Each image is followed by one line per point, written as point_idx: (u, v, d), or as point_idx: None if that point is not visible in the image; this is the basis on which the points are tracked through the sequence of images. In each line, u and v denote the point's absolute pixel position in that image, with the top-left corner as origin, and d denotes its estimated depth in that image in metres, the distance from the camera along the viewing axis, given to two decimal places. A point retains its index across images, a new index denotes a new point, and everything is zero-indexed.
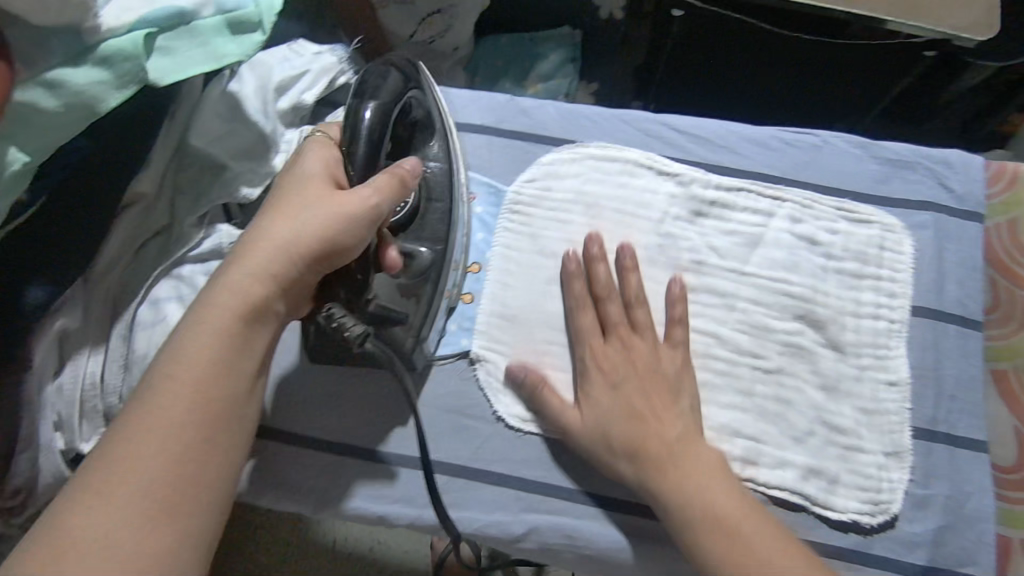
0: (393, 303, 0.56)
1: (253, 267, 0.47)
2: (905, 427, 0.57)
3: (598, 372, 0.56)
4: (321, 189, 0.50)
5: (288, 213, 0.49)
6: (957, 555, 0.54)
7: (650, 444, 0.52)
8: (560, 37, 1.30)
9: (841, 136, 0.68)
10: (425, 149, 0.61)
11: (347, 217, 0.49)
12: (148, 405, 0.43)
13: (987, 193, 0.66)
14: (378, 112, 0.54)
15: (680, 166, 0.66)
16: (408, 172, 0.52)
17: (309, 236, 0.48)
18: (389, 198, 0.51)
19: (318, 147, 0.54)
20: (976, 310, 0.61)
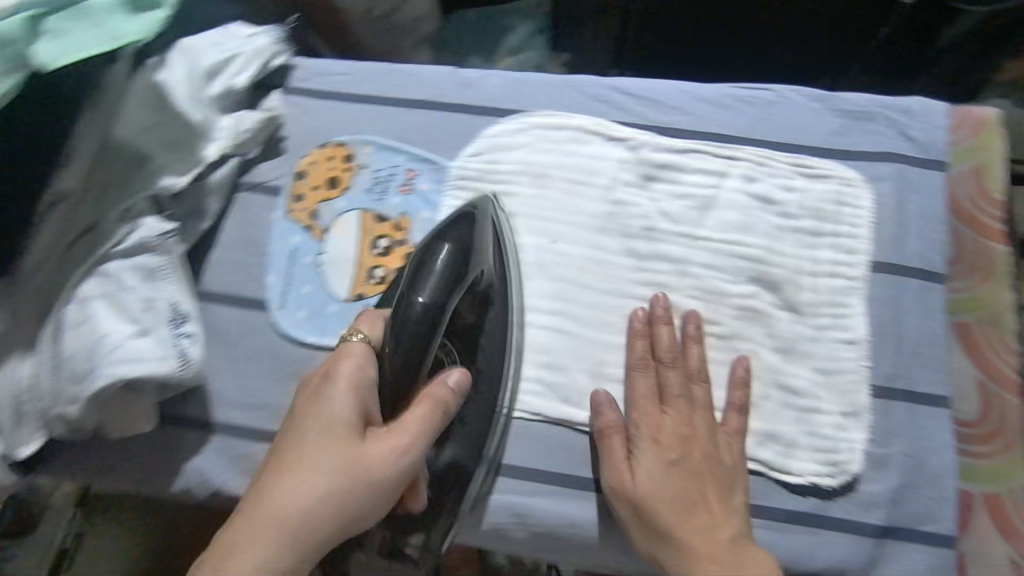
0: (418, 518, 0.54)
1: (263, 551, 0.41)
2: (863, 386, 0.56)
3: (651, 441, 0.52)
4: (345, 445, 0.44)
5: (302, 476, 0.43)
6: (913, 515, 0.53)
7: (694, 525, 0.49)
8: (528, 6, 1.26)
9: (797, 89, 0.65)
10: (481, 323, 0.56)
11: (368, 488, 0.44)
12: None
13: (951, 140, 0.62)
14: (429, 306, 0.51)
15: (630, 130, 0.64)
16: (444, 390, 0.49)
17: (330, 515, 0.43)
18: (424, 439, 0.46)
19: (352, 362, 0.47)
20: (940, 263, 0.59)
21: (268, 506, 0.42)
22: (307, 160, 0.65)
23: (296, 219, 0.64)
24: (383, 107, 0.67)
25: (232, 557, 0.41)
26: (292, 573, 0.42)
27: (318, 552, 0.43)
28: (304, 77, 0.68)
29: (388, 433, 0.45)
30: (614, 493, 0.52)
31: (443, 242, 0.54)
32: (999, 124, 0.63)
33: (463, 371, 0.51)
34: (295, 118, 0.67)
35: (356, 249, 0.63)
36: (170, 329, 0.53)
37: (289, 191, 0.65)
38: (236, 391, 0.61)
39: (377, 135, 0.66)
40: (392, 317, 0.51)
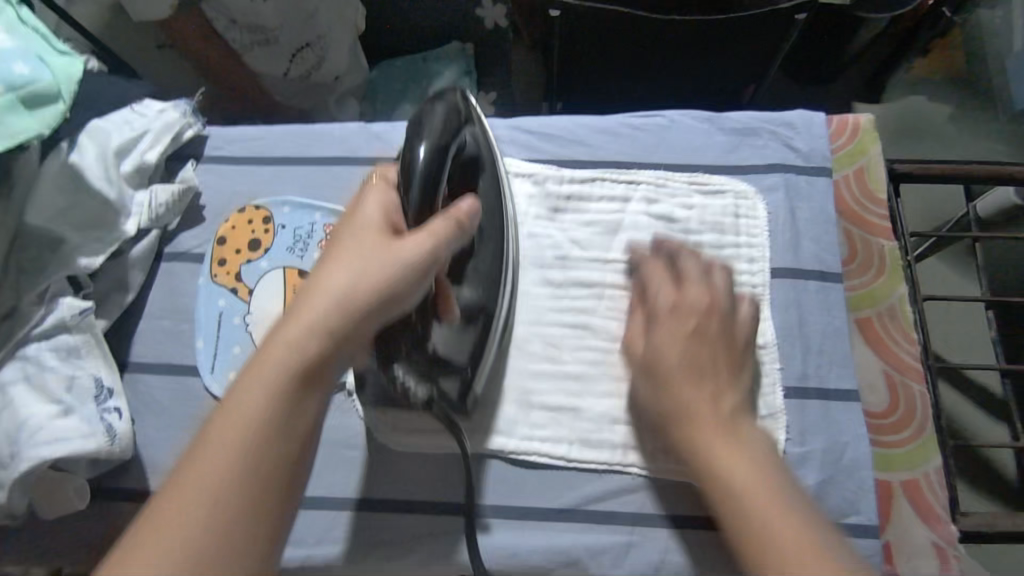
0: (450, 348, 0.54)
1: (312, 327, 0.43)
2: (778, 386, 0.58)
3: (670, 317, 0.54)
4: (379, 236, 0.47)
5: (345, 259, 0.46)
6: (840, 508, 0.55)
7: (706, 371, 0.52)
8: (452, 52, 1.31)
9: (686, 114, 0.69)
10: (475, 184, 0.59)
11: (401, 265, 0.46)
12: (216, 447, 0.40)
13: (832, 147, 0.68)
14: (433, 151, 0.52)
15: (535, 166, 0.67)
16: (462, 210, 0.50)
17: (362, 292, 0.45)
18: (445, 242, 0.48)
19: (376, 191, 0.51)
20: (834, 263, 0.62)
21: (320, 283, 0.45)
22: (227, 225, 0.67)
23: (220, 283, 0.64)
24: (298, 167, 0.69)
25: (286, 332, 0.43)
26: (336, 323, 0.44)
27: (360, 334, 0.45)
28: (219, 145, 0.71)
29: (415, 233, 0.48)
30: (644, 361, 0.54)
31: (437, 102, 0.56)
32: (873, 128, 0.68)
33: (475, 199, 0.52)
34: (213, 186, 0.69)
35: (282, 306, 0.63)
36: (95, 405, 0.53)
37: (211, 257, 0.65)
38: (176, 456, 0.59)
39: (293, 194, 0.68)
40: (405, 162, 0.52)
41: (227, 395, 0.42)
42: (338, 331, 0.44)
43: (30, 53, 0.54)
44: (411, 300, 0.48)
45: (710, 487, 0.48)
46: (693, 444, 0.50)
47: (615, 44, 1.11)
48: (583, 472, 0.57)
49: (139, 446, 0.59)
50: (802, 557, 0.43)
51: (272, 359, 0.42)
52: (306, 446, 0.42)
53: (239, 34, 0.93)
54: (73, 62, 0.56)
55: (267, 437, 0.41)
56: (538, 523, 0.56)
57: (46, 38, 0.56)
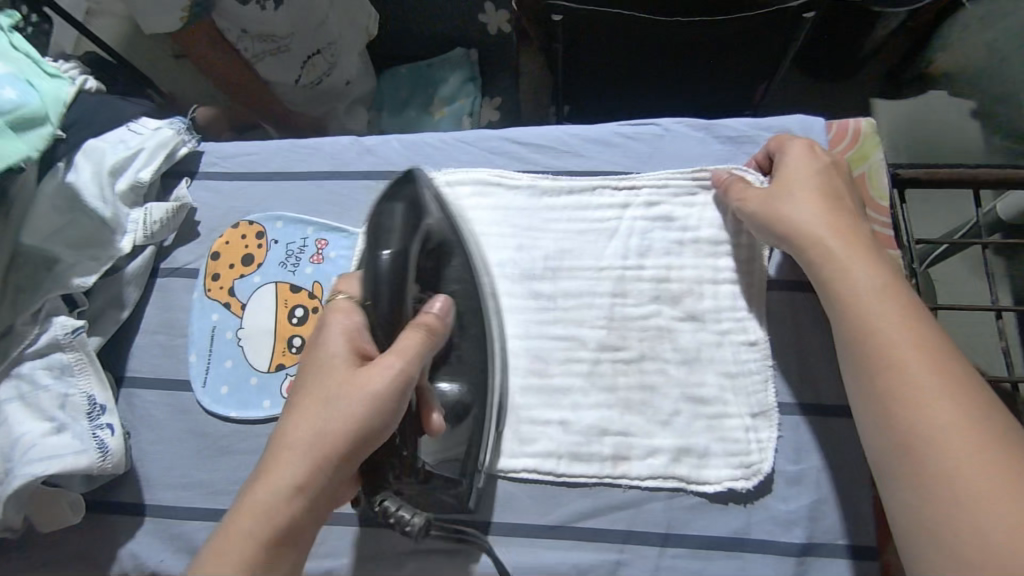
0: (441, 455, 0.54)
1: (286, 474, 0.44)
2: (768, 383, 0.57)
3: (801, 148, 0.57)
4: (345, 372, 0.46)
5: (314, 400, 0.46)
6: (835, 529, 0.54)
7: (851, 223, 0.53)
8: (455, 59, 1.30)
9: (680, 121, 0.68)
10: (447, 272, 0.55)
11: (368, 405, 0.45)
12: (232, 525, 0.43)
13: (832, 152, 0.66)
14: (397, 254, 0.49)
15: (529, 176, 0.66)
16: (432, 317, 0.49)
17: (333, 429, 0.45)
18: (418, 361, 0.47)
19: (338, 316, 0.49)
20: None
21: (287, 436, 0.45)
22: (222, 241, 0.67)
23: (213, 298, 0.65)
24: (291, 181, 0.69)
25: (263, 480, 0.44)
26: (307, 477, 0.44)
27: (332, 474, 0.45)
28: (215, 161, 0.71)
29: (385, 357, 0.46)
30: (774, 219, 0.54)
31: (394, 201, 0.52)
32: (874, 133, 0.66)
33: (445, 298, 0.51)
34: (207, 202, 0.70)
35: (274, 321, 0.63)
36: (88, 422, 0.53)
37: (206, 273, 0.66)
38: (169, 471, 0.60)
39: (286, 209, 0.68)
40: (366, 275, 0.49)
41: (242, 493, 0.44)
42: (313, 474, 0.44)
43: (20, 80, 0.56)
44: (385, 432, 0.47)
45: (847, 325, 0.48)
46: (836, 276, 0.50)
47: (620, 48, 1.10)
48: (570, 487, 0.57)
49: (134, 461, 0.60)
50: (935, 381, 0.43)
51: (284, 464, 0.44)
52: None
53: (251, 43, 0.91)
54: (59, 88, 0.60)
55: None
56: (523, 540, 0.56)
57: (36, 62, 0.60)
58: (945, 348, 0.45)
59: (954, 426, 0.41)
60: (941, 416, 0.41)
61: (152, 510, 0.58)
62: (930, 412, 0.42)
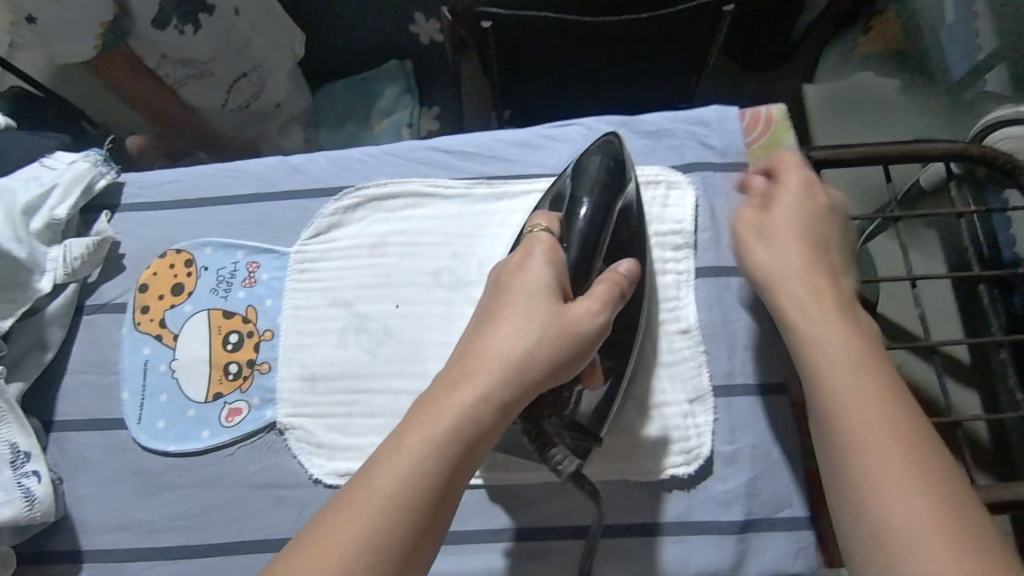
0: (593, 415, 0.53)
1: (470, 401, 0.40)
2: (703, 368, 0.59)
3: (801, 178, 0.53)
4: (554, 303, 0.44)
5: (510, 324, 0.43)
6: (773, 504, 0.55)
7: (831, 276, 0.48)
8: (392, 72, 1.30)
9: (603, 120, 0.70)
10: (617, 240, 0.58)
11: (572, 342, 0.44)
12: (414, 442, 0.39)
13: (748, 140, 0.68)
14: (594, 210, 0.52)
15: (458, 183, 0.67)
16: (620, 276, 0.49)
17: (537, 357, 0.42)
18: (612, 310, 0.47)
19: (541, 246, 0.48)
20: None
21: (484, 352, 0.42)
22: (149, 271, 0.66)
23: (143, 331, 0.63)
24: (217, 206, 0.68)
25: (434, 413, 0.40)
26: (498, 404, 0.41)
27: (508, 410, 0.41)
28: (137, 192, 0.70)
29: (583, 301, 0.46)
30: (749, 256, 0.52)
31: (591, 155, 0.55)
32: (786, 119, 0.68)
33: (632, 261, 0.52)
34: (132, 233, 0.68)
35: (207, 349, 0.62)
36: (11, 471, 0.52)
37: (134, 306, 0.65)
38: (107, 513, 0.58)
39: (214, 234, 0.67)
40: (564, 222, 0.52)
41: (426, 402, 0.41)
42: (495, 405, 0.41)
43: None
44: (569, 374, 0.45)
45: (814, 394, 0.43)
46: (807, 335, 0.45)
47: (552, 49, 1.11)
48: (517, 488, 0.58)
49: (68, 506, 0.58)
50: (905, 473, 0.37)
51: (478, 381, 0.41)
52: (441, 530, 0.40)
53: (172, 69, 0.89)
54: None
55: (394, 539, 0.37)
56: (473, 545, 0.57)
57: None
58: (925, 435, 0.39)
59: (923, 528, 0.36)
60: (911, 512, 0.36)
61: (90, 554, 0.57)
62: (896, 508, 0.37)
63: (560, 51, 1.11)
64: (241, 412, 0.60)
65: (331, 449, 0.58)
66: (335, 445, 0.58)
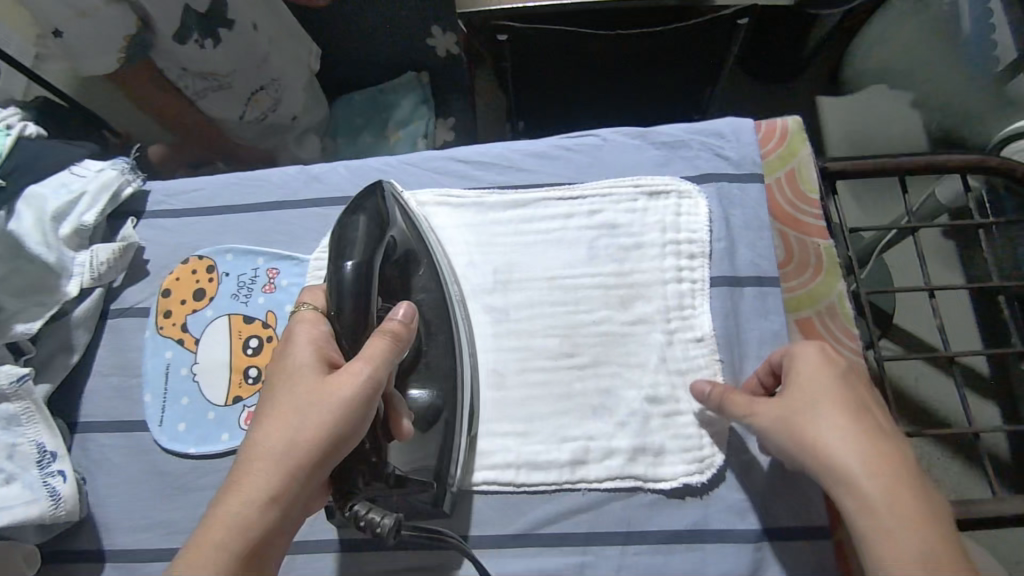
0: (413, 468, 0.54)
1: (247, 498, 0.43)
2: (717, 377, 0.59)
3: (812, 361, 0.48)
4: (309, 380, 0.47)
5: (280, 415, 0.46)
6: (788, 514, 0.55)
7: (896, 458, 0.42)
8: (409, 83, 1.32)
9: (619, 131, 0.70)
10: (413, 281, 0.59)
11: (337, 408, 0.45)
12: (199, 551, 0.41)
13: (762, 152, 0.69)
14: (360, 266, 0.52)
15: (475, 192, 0.68)
16: (396, 323, 0.50)
17: (302, 438, 0.45)
18: (384, 364, 0.48)
19: (304, 324, 0.51)
20: (769, 268, 0.63)
21: (261, 447, 0.45)
22: (172, 277, 0.67)
23: (166, 334, 0.65)
24: (240, 214, 0.70)
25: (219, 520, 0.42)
26: (279, 492, 0.44)
27: (297, 491, 0.44)
28: (162, 199, 0.71)
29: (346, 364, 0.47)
30: (795, 439, 0.45)
31: (357, 215, 0.56)
32: (800, 131, 0.69)
33: (410, 304, 0.52)
34: (156, 239, 0.70)
35: (228, 353, 0.63)
36: (38, 470, 0.53)
37: (157, 310, 0.66)
38: (127, 514, 0.59)
39: (235, 241, 0.69)
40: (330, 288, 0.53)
41: (213, 506, 0.43)
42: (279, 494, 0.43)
43: None
44: (358, 435, 0.47)
45: None
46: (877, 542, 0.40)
47: (567, 62, 1.12)
48: (532, 495, 0.57)
49: (90, 506, 0.59)
50: None
51: (255, 476, 0.44)
52: None
53: (192, 81, 0.90)
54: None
55: None
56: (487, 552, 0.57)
57: None
58: None
59: None
60: None
61: (111, 555, 0.58)
62: None
63: (575, 63, 1.12)
64: None
65: None
66: None
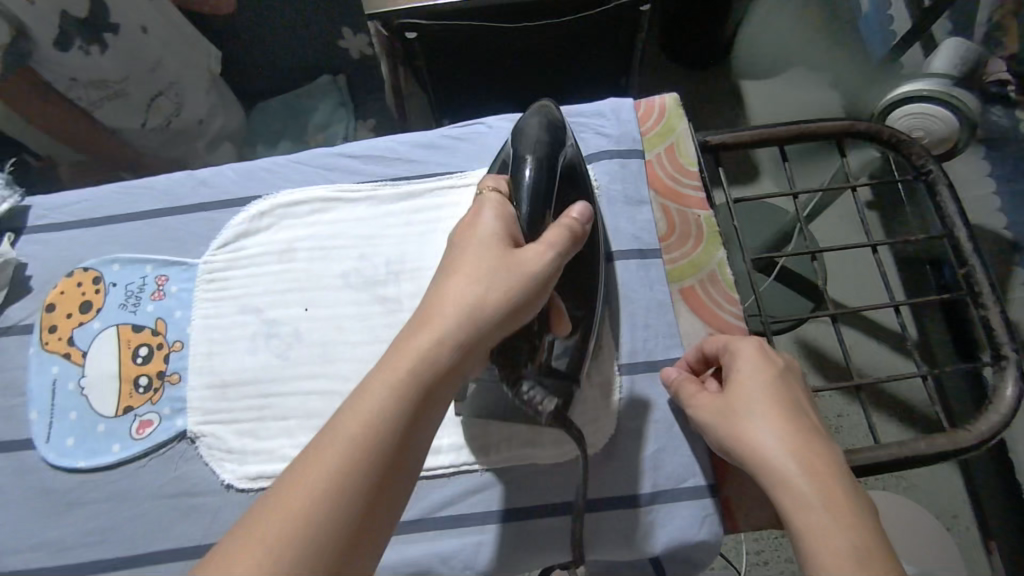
0: (561, 357, 0.56)
1: (433, 340, 0.42)
2: (603, 349, 0.62)
3: (751, 361, 0.50)
4: (502, 250, 0.46)
5: (468, 270, 0.45)
6: (672, 474, 0.57)
7: (825, 453, 0.44)
8: (325, 87, 1.32)
9: (505, 118, 0.72)
10: (578, 193, 0.58)
11: (525, 281, 0.45)
12: (379, 383, 0.41)
13: (642, 130, 0.71)
14: (539, 167, 0.52)
15: (365, 185, 0.68)
16: (575, 219, 0.51)
17: (492, 299, 0.44)
18: (565, 254, 0.49)
19: (492, 205, 0.50)
20: (651, 241, 0.66)
21: (445, 298, 0.44)
22: (56, 291, 0.66)
23: (51, 350, 0.63)
24: (124, 224, 0.69)
25: (399, 355, 0.42)
26: (466, 340, 0.43)
27: (476, 347, 0.44)
28: (42, 214, 0.70)
29: (536, 244, 0.48)
30: (735, 438, 0.46)
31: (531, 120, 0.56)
32: (678, 107, 0.71)
33: (584, 206, 0.53)
34: (38, 255, 0.68)
35: (117, 364, 0.62)
36: None
37: (41, 326, 0.64)
38: (17, 535, 0.58)
39: (122, 251, 0.67)
40: (513, 181, 0.52)
41: (395, 343, 0.43)
42: (458, 343, 0.43)
43: None
44: (535, 310, 0.47)
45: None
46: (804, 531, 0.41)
47: (478, 57, 1.13)
48: (430, 478, 0.59)
49: None
50: None
51: (443, 318, 0.43)
52: (402, 486, 0.41)
53: (84, 92, 0.88)
54: None
55: (343, 484, 0.38)
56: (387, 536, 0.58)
57: None
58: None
59: None
60: None
61: None
62: None
63: (486, 57, 1.13)
64: (152, 424, 0.60)
65: (242, 453, 0.58)
66: (246, 449, 0.58)
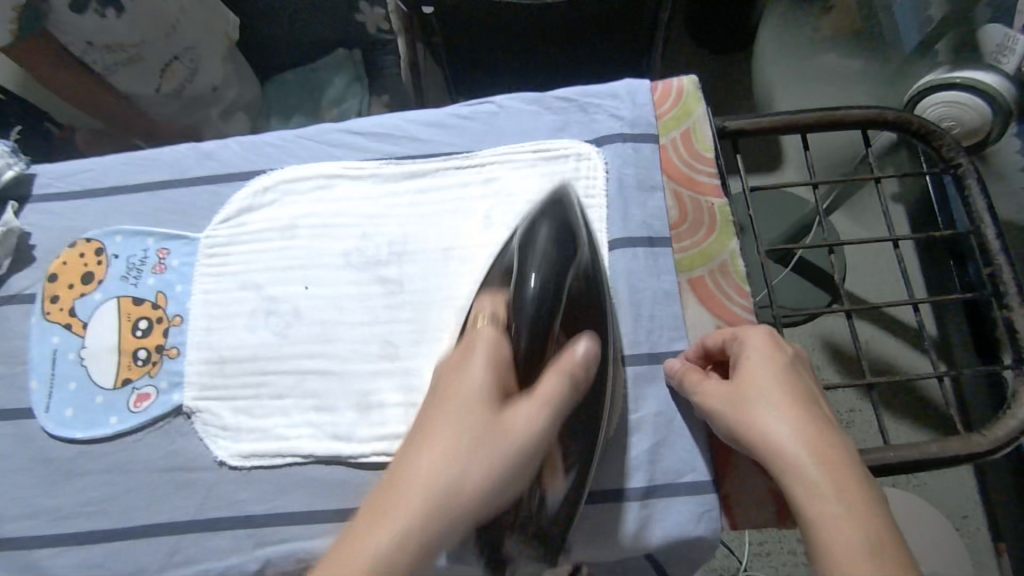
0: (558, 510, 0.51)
1: (397, 528, 0.39)
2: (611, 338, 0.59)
3: (761, 346, 0.48)
4: (484, 416, 0.43)
5: (441, 440, 0.42)
6: (671, 469, 0.56)
7: (836, 441, 0.42)
8: (339, 61, 1.29)
9: (515, 97, 0.69)
10: (594, 305, 0.54)
11: (504, 461, 0.42)
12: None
13: (657, 113, 0.68)
14: (543, 284, 0.49)
15: (370, 163, 0.67)
16: (575, 361, 0.48)
17: (466, 483, 0.41)
18: (556, 411, 0.45)
19: (480, 343, 0.47)
20: (661, 229, 0.63)
21: (413, 474, 0.41)
22: (59, 261, 0.66)
23: (53, 320, 0.63)
24: (127, 195, 0.68)
25: (358, 539, 0.38)
26: (435, 532, 0.39)
27: (444, 537, 0.40)
28: (47, 183, 0.69)
29: (525, 404, 0.44)
30: (743, 424, 0.45)
31: (540, 224, 0.54)
32: (696, 90, 0.69)
33: (591, 341, 0.49)
34: (42, 224, 0.68)
35: (116, 336, 0.62)
36: None
37: (43, 295, 0.64)
38: (16, 502, 0.58)
39: (125, 222, 0.67)
40: (513, 303, 0.50)
41: (353, 527, 0.39)
42: (427, 536, 0.39)
43: None
44: (514, 488, 0.44)
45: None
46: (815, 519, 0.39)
47: (496, 33, 1.10)
48: None
49: None
50: None
51: (408, 504, 0.39)
52: None
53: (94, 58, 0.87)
54: None
55: None
56: None
57: None
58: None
59: None
60: None
61: None
62: None
63: (505, 33, 1.10)
64: (149, 397, 0.60)
65: (238, 430, 0.58)
66: (242, 426, 0.58)
